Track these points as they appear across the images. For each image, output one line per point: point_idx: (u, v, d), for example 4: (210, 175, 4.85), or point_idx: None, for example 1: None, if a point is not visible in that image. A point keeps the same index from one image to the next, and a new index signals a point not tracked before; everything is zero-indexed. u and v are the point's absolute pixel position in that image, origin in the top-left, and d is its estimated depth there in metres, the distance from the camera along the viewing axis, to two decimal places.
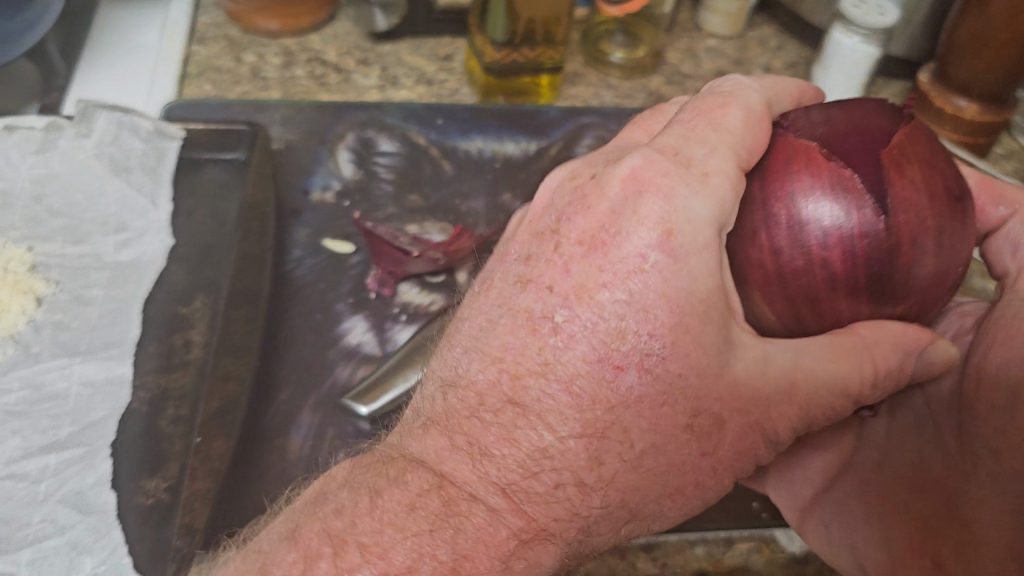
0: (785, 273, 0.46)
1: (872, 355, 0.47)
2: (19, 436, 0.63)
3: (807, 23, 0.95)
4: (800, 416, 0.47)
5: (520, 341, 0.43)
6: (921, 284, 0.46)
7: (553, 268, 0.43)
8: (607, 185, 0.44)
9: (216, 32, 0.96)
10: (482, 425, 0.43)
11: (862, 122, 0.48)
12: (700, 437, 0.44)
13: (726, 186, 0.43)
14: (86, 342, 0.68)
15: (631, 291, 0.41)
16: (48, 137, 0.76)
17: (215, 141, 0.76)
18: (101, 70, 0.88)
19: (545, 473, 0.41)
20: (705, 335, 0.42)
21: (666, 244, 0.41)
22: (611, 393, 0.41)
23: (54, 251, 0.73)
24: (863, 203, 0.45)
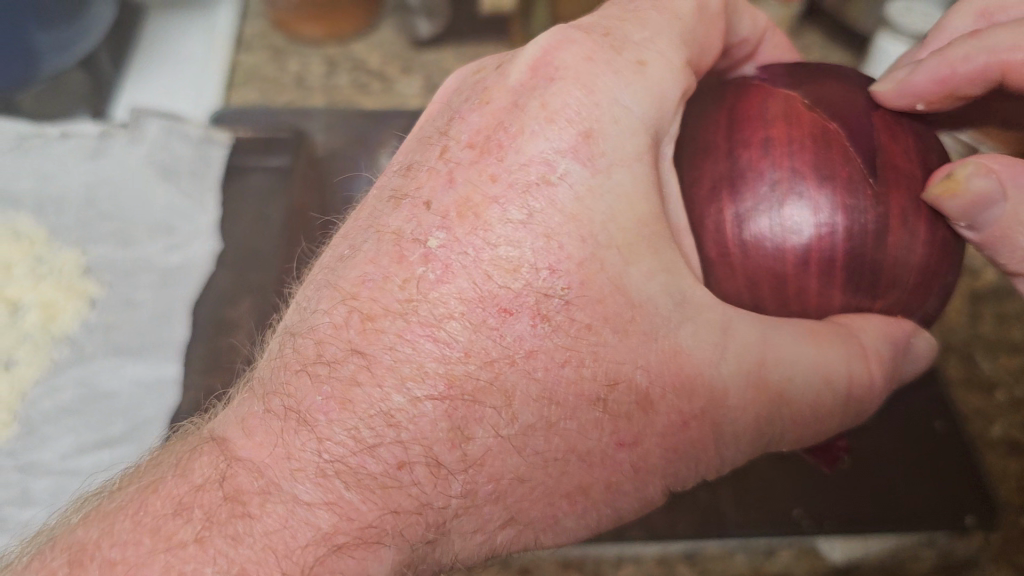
0: (754, 238, 0.44)
1: (860, 344, 0.43)
2: (74, 433, 0.65)
3: (853, 31, 0.95)
4: (761, 415, 0.41)
5: (381, 272, 0.38)
6: (907, 270, 0.44)
7: (435, 178, 0.39)
8: (511, 71, 0.41)
9: (262, 42, 0.98)
10: (312, 384, 0.38)
11: (848, 89, 0.48)
12: (615, 418, 0.38)
13: (664, 80, 0.41)
14: (140, 342, 0.70)
15: (528, 208, 0.37)
16: (102, 143, 0.79)
17: (262, 146, 0.78)
18: (153, 81, 0.91)
19: (385, 445, 0.36)
20: (632, 274, 0.37)
21: (583, 149, 0.38)
22: (495, 349, 0.37)
23: (106, 254, 0.76)
24: (851, 169, 0.44)
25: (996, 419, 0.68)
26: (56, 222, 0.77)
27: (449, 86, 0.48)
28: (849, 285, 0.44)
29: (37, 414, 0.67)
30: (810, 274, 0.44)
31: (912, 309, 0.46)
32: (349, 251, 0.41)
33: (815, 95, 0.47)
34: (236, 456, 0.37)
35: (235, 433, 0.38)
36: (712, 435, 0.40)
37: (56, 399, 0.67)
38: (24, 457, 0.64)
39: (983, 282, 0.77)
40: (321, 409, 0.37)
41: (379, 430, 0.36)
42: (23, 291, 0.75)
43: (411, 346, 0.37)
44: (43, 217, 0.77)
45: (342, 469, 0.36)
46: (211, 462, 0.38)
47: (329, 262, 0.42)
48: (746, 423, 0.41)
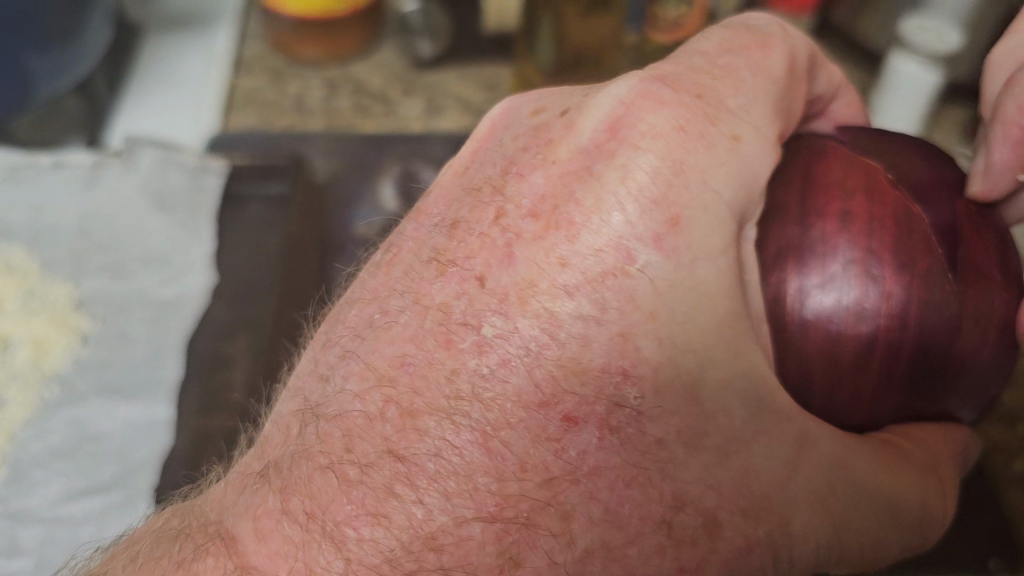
0: (817, 316, 0.42)
1: (935, 468, 0.43)
2: (64, 478, 0.63)
3: (872, 44, 0.92)
4: (825, 542, 0.39)
5: (425, 356, 0.38)
6: (969, 374, 0.44)
7: (490, 250, 0.39)
8: (585, 130, 0.40)
9: (263, 64, 0.95)
10: (342, 488, 0.37)
11: (934, 167, 0.48)
12: (677, 543, 0.36)
13: (756, 158, 0.40)
14: (132, 382, 0.68)
15: (602, 302, 0.36)
16: (96, 173, 0.78)
17: (261, 173, 0.76)
18: (150, 104, 0.89)
19: (424, 571, 0.35)
20: (709, 379, 0.36)
21: (667, 238, 0.37)
22: (555, 465, 0.36)
23: (98, 288, 0.74)
24: (934, 262, 0.43)
25: (1016, 455, 0.65)
26: (48, 255, 0.75)
27: (498, 116, 0.46)
28: (906, 387, 0.44)
29: (28, 458, 0.65)
30: (872, 365, 0.42)
31: (961, 411, 0.47)
32: (383, 317, 0.41)
33: (900, 173, 0.47)
34: (249, 564, 0.37)
35: (248, 535, 0.38)
36: (772, 565, 0.38)
37: (47, 442, 0.66)
38: (13, 504, 0.63)
39: None
40: (352, 522, 0.36)
41: (419, 556, 0.35)
42: (13, 327, 0.73)
43: (461, 455, 0.36)
44: (36, 248, 0.76)
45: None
46: (220, 568, 0.38)
47: (360, 326, 0.42)
48: (806, 551, 0.38)
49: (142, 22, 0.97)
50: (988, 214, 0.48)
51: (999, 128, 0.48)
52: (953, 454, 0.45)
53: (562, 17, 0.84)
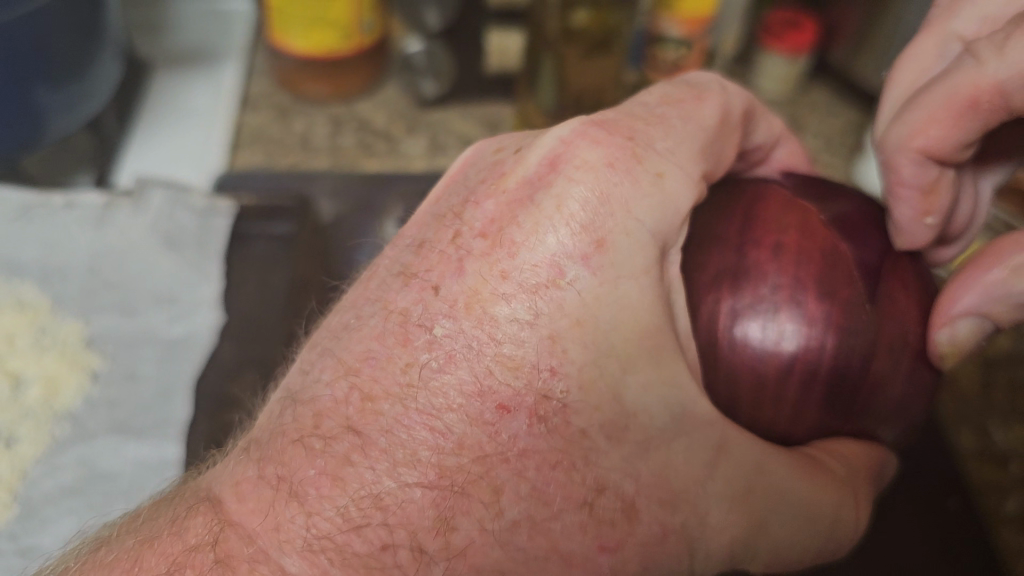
0: (745, 338, 0.45)
1: (856, 488, 0.46)
2: (74, 516, 0.64)
3: (865, 86, 0.95)
4: (739, 540, 0.42)
5: (386, 352, 0.40)
6: (884, 403, 0.48)
7: (446, 263, 0.41)
8: (528, 164, 0.42)
9: (269, 100, 0.98)
10: (307, 456, 0.39)
11: (859, 208, 0.51)
12: (599, 523, 0.39)
13: (680, 191, 0.43)
14: (142, 420, 0.69)
15: (535, 308, 0.39)
16: (107, 213, 0.80)
17: (267, 213, 0.79)
18: (157, 140, 0.91)
19: (372, 526, 0.37)
20: (629, 383, 0.39)
21: (593, 257, 0.39)
22: (488, 445, 0.38)
23: (108, 325, 0.75)
24: (855, 290, 0.46)
25: (1010, 493, 0.66)
26: (59, 293, 0.77)
27: (469, 156, 0.48)
28: (825, 405, 0.46)
29: (38, 496, 0.66)
30: (792, 381, 0.45)
31: (882, 432, 0.49)
32: (355, 321, 0.42)
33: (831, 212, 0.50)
34: (232, 520, 0.39)
35: (229, 496, 0.40)
36: (688, 555, 0.41)
37: (58, 480, 0.67)
38: (23, 541, 0.63)
39: (996, 347, 0.75)
40: (314, 483, 0.39)
41: (367, 512, 0.38)
42: (24, 364, 0.74)
43: (405, 432, 0.38)
44: (47, 286, 0.77)
45: (328, 544, 0.38)
46: (206, 525, 0.40)
47: (336, 332, 0.43)
48: (722, 545, 0.42)
49: (149, 56, 0.99)
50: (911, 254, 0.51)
51: (891, 194, 0.52)
52: (873, 470, 0.48)
53: (564, 65, 0.85)
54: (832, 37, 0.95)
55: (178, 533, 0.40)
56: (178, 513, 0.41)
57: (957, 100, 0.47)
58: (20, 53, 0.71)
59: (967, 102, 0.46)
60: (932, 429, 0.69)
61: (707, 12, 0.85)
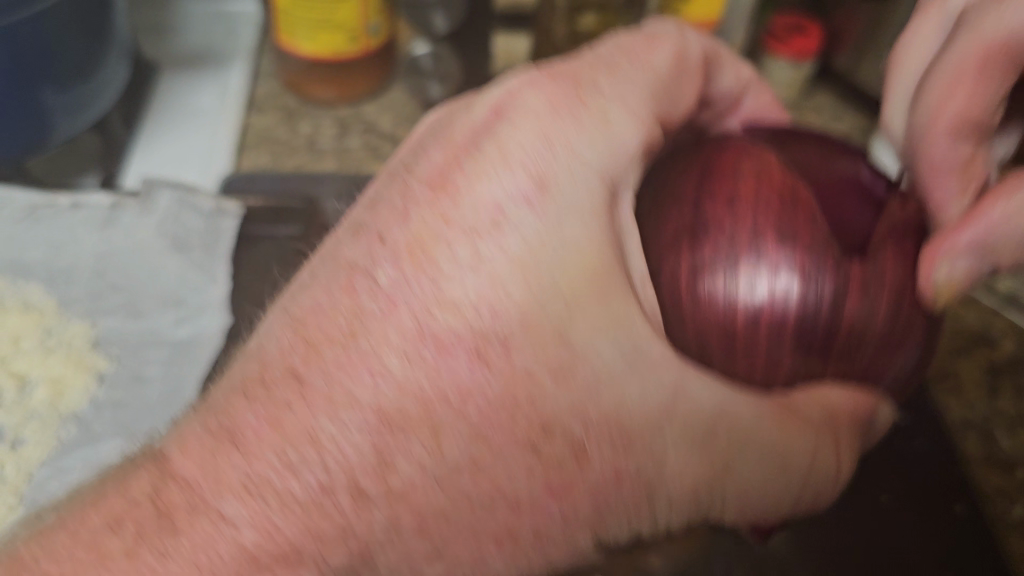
0: (706, 288, 0.46)
1: (835, 432, 0.47)
2: None
3: (872, 93, 0.95)
4: (704, 485, 0.43)
5: (331, 301, 0.40)
6: (863, 343, 0.47)
7: (391, 212, 0.41)
8: (476, 115, 0.44)
9: (275, 103, 0.97)
10: (248, 402, 0.39)
11: (823, 157, 0.52)
12: (548, 467, 0.40)
13: (625, 130, 0.45)
14: (148, 423, 0.69)
15: (478, 250, 0.39)
16: (114, 213, 0.79)
17: (276, 216, 0.79)
18: (163, 140, 0.91)
19: (306, 466, 0.38)
20: (576, 326, 0.40)
21: (537, 199, 0.41)
22: (429, 387, 0.38)
23: (114, 327, 0.76)
24: (815, 234, 0.47)
25: (1018, 501, 0.67)
26: (65, 294, 0.77)
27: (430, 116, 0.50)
28: (800, 349, 0.47)
29: (43, 499, 0.66)
30: (758, 328, 0.46)
31: (872, 376, 0.49)
32: (309, 279, 0.42)
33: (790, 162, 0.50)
34: (175, 475, 0.40)
35: (173, 451, 0.40)
36: (649, 499, 0.42)
37: (62, 482, 0.67)
38: None
39: (1001, 352, 0.76)
40: (251, 426, 0.39)
41: (305, 453, 0.38)
42: (30, 365, 0.75)
43: (343, 372, 0.39)
44: (54, 287, 0.77)
45: (263, 486, 0.38)
46: (148, 482, 0.40)
47: (297, 288, 0.42)
48: (687, 488, 0.43)
49: (156, 59, 0.98)
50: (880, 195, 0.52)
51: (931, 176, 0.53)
52: (861, 412, 0.48)
53: None
54: (836, 43, 0.95)
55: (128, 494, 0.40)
56: (128, 474, 0.41)
57: (969, 65, 0.50)
58: (34, 56, 0.72)
59: (981, 62, 0.50)
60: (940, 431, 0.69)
61: (712, 16, 0.86)
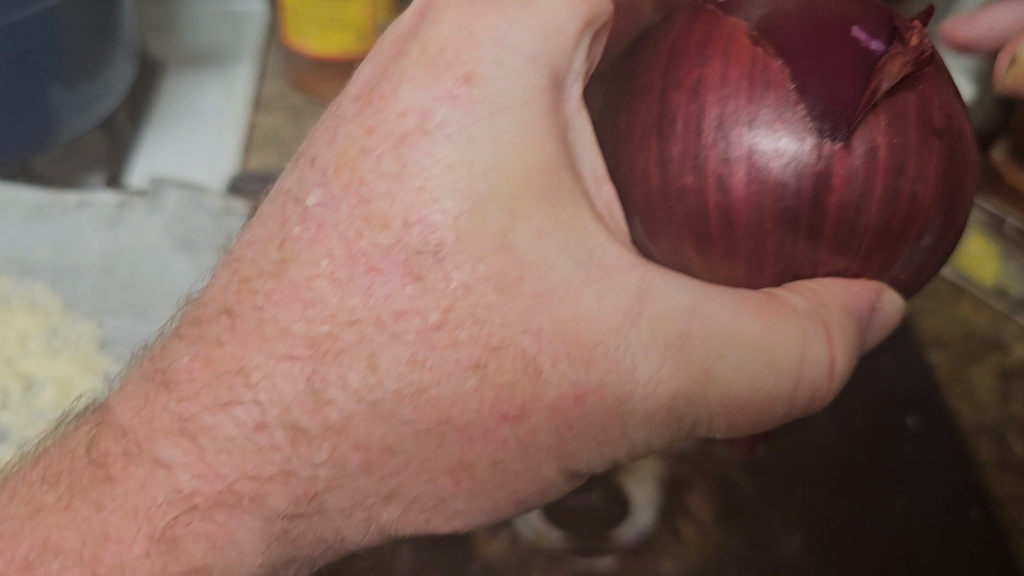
0: (680, 187, 0.45)
1: (828, 325, 0.45)
2: None
3: None
4: (683, 388, 0.42)
5: (267, 234, 0.44)
6: (858, 233, 0.44)
7: (324, 135, 0.44)
8: (404, 22, 0.45)
9: (281, 102, 0.95)
10: (185, 345, 0.44)
11: (816, 3, 0.45)
12: (500, 387, 0.41)
13: (558, 7, 0.43)
14: None
15: (401, 159, 0.41)
16: (122, 212, 0.80)
17: None
18: (168, 135, 0.90)
19: (239, 405, 0.42)
20: (520, 231, 0.41)
21: (463, 93, 0.42)
22: (360, 310, 0.41)
23: (122, 326, 0.75)
24: (791, 120, 0.43)
25: None
26: (72, 294, 0.76)
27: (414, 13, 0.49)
28: (784, 246, 0.44)
29: None
30: (737, 227, 0.44)
31: (873, 264, 0.46)
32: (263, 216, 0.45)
33: (767, 32, 0.45)
34: (137, 438, 0.43)
35: (118, 403, 0.45)
36: (620, 419, 0.43)
37: None
38: None
39: (1012, 357, 0.75)
40: (186, 370, 0.43)
41: (237, 391, 0.42)
42: (37, 366, 0.74)
43: (276, 306, 0.42)
44: (59, 287, 0.77)
45: (196, 426, 0.42)
46: (90, 430, 0.46)
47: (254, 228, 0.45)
48: (662, 398, 0.42)
49: (163, 56, 0.98)
50: (879, 49, 0.44)
51: None
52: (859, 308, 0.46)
53: None
54: None
55: (93, 450, 0.45)
56: (92, 430, 0.46)
57: None
58: (36, 50, 0.71)
59: None
60: (952, 440, 0.69)
61: None
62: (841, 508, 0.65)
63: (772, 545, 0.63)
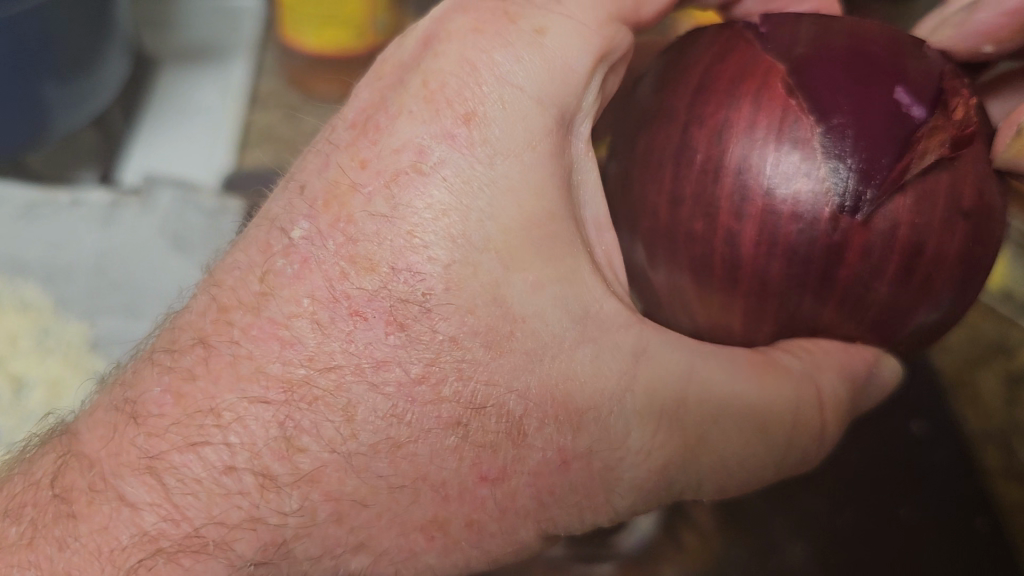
0: (690, 233, 0.43)
1: (818, 392, 0.44)
2: None
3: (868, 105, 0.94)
4: (672, 460, 0.42)
5: (247, 262, 0.42)
6: (862, 308, 0.42)
7: (315, 161, 0.43)
8: (408, 46, 0.44)
9: (279, 102, 0.93)
10: (156, 374, 0.41)
11: (864, 49, 0.42)
12: (479, 448, 0.39)
13: (571, 41, 0.41)
14: None
15: (393, 201, 0.40)
16: (115, 209, 0.79)
17: None
18: (159, 136, 0.89)
19: (209, 446, 0.39)
20: (516, 284, 0.39)
21: (461, 134, 0.40)
22: (341, 355, 0.39)
23: (112, 327, 0.74)
24: (809, 188, 0.40)
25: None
26: (64, 293, 0.75)
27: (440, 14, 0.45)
28: (783, 311, 0.43)
29: None
30: (739, 287, 0.43)
31: (876, 335, 0.44)
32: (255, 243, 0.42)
33: (804, 80, 0.41)
34: (105, 474, 0.40)
35: (83, 429, 0.42)
36: (606, 489, 0.42)
37: None
38: None
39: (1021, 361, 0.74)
40: (157, 401, 0.40)
41: (207, 431, 0.39)
42: (27, 368, 0.73)
43: (252, 343, 0.40)
44: (51, 287, 0.76)
45: (161, 464, 0.39)
46: (53, 461, 0.42)
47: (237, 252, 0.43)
48: (647, 473, 0.42)
49: (158, 49, 0.96)
50: (920, 116, 0.41)
51: None
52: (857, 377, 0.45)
53: None
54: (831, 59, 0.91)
55: (54, 485, 0.41)
56: (53, 463, 0.42)
57: None
58: (31, 47, 0.70)
59: None
60: (958, 450, 0.68)
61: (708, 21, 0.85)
62: (843, 515, 0.65)
63: (774, 555, 0.63)
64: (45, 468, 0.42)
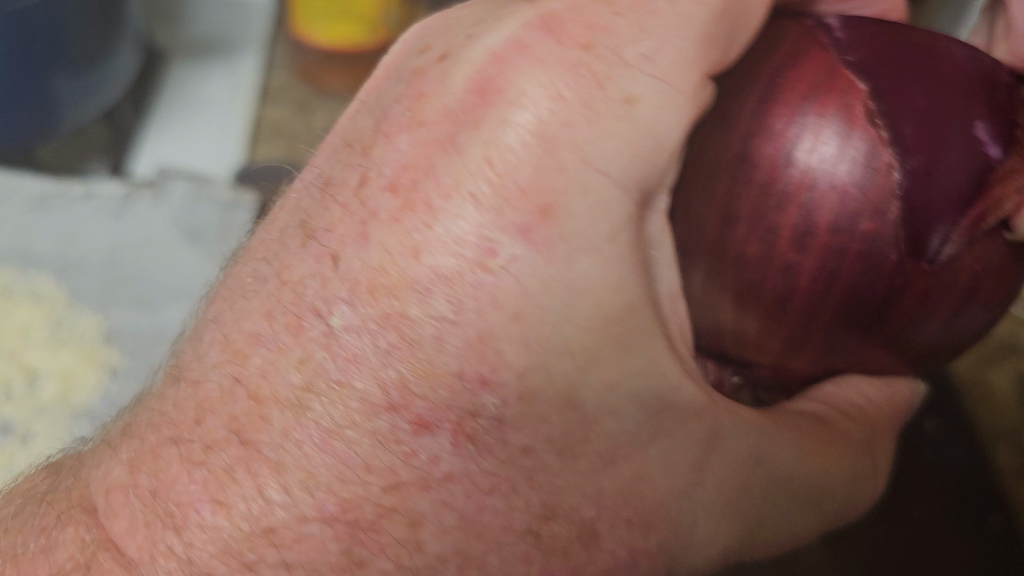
0: (740, 256, 0.40)
1: (863, 443, 0.45)
2: None
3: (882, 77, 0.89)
4: (735, 541, 0.40)
5: (274, 339, 0.35)
6: (911, 347, 0.42)
7: (348, 223, 0.34)
8: (451, 87, 0.34)
9: (291, 94, 0.93)
10: (185, 464, 0.35)
11: (952, 82, 0.39)
12: (548, 554, 0.35)
13: (664, 117, 0.34)
14: None
15: (456, 302, 0.32)
16: (128, 202, 0.79)
17: None
18: (168, 136, 0.89)
19: (265, 564, 0.34)
20: (591, 385, 0.33)
21: (537, 230, 0.32)
22: (404, 470, 0.33)
23: (126, 320, 0.74)
24: (882, 227, 0.38)
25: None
26: (77, 285, 0.75)
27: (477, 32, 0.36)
28: (828, 347, 0.41)
29: None
30: (787, 318, 0.41)
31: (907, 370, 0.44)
32: (252, 283, 0.37)
33: (889, 107, 0.38)
34: (108, 539, 0.36)
35: (103, 509, 0.37)
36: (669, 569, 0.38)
37: None
38: None
39: None
40: (196, 504, 0.35)
41: (259, 550, 0.34)
42: (41, 359, 0.73)
43: (300, 450, 0.34)
44: (64, 278, 0.76)
45: None
46: (77, 540, 0.37)
47: (231, 291, 0.38)
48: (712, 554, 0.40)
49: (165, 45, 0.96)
50: (996, 156, 0.39)
51: None
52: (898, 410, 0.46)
53: None
54: None
55: (47, 549, 0.37)
56: (49, 519, 0.39)
57: None
58: (45, 33, 0.70)
59: None
60: (967, 448, 0.67)
61: None
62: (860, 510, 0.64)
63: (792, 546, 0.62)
64: (37, 525, 0.39)
